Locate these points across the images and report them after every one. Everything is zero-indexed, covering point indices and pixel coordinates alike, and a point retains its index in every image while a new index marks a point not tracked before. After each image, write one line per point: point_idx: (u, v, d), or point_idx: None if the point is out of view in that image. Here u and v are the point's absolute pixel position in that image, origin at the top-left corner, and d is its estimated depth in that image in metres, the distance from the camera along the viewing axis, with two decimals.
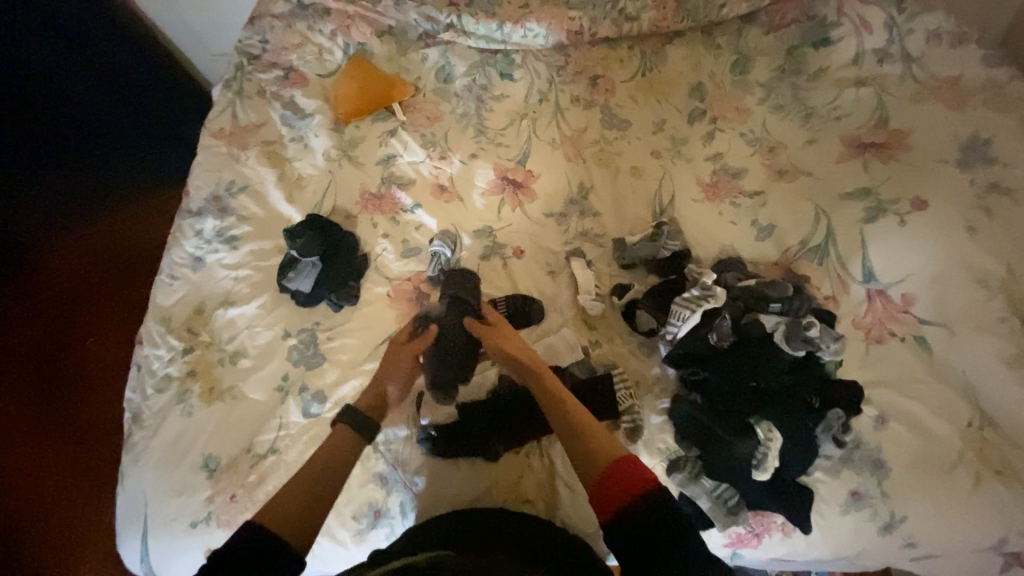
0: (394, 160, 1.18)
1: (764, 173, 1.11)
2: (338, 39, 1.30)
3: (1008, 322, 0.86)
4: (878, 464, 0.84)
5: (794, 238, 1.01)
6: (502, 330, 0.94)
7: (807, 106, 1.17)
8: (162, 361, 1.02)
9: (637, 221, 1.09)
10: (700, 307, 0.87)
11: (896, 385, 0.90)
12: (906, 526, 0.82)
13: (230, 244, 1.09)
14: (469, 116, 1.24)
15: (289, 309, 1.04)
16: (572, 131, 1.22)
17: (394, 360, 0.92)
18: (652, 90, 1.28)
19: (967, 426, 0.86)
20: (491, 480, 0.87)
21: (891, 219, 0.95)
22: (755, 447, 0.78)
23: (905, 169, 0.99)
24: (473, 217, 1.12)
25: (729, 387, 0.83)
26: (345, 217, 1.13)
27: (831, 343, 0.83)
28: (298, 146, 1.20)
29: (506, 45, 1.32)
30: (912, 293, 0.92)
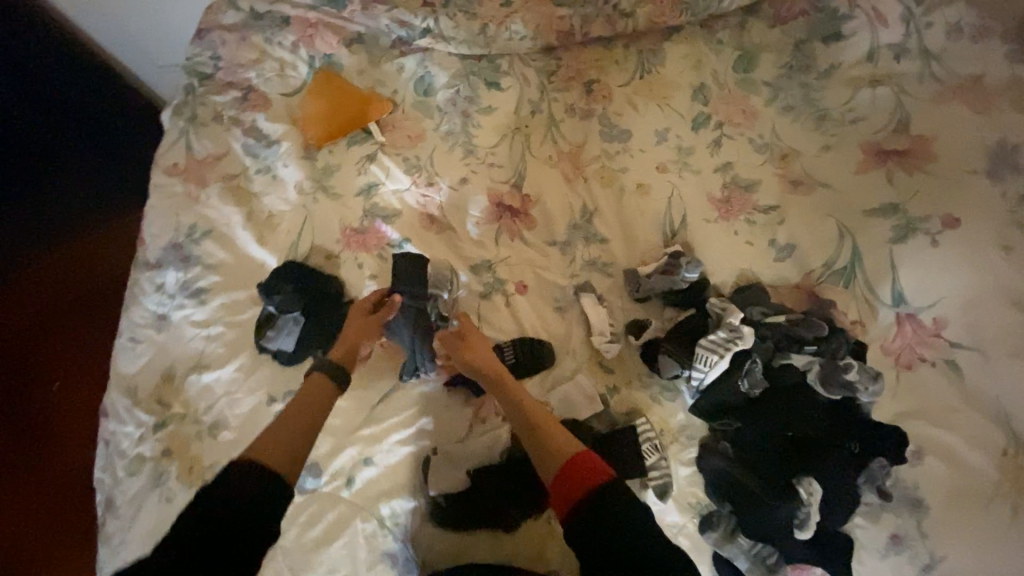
0: (374, 189, 1.06)
1: (779, 185, 1.03)
2: (301, 51, 1.16)
3: None
4: (917, 503, 0.80)
5: (817, 259, 0.94)
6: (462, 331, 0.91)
7: (820, 107, 1.09)
8: (132, 439, 0.91)
9: (647, 246, 1.00)
10: (728, 351, 0.79)
11: (932, 416, 0.84)
12: (946, 569, 0.77)
13: (197, 298, 0.98)
14: (455, 133, 1.12)
15: (270, 370, 0.93)
16: (570, 147, 1.12)
17: (358, 328, 0.90)
18: (652, 93, 1.18)
19: (1003, 454, 0.80)
20: (512, 550, 0.80)
21: (921, 239, 0.89)
22: (796, 508, 0.73)
23: (930, 180, 0.92)
24: (467, 250, 1.02)
25: (763, 438, 0.78)
26: (325, 258, 1.01)
27: (870, 384, 0.77)
28: (265, 178, 1.07)
29: (491, 50, 1.20)
30: (944, 316, 0.86)
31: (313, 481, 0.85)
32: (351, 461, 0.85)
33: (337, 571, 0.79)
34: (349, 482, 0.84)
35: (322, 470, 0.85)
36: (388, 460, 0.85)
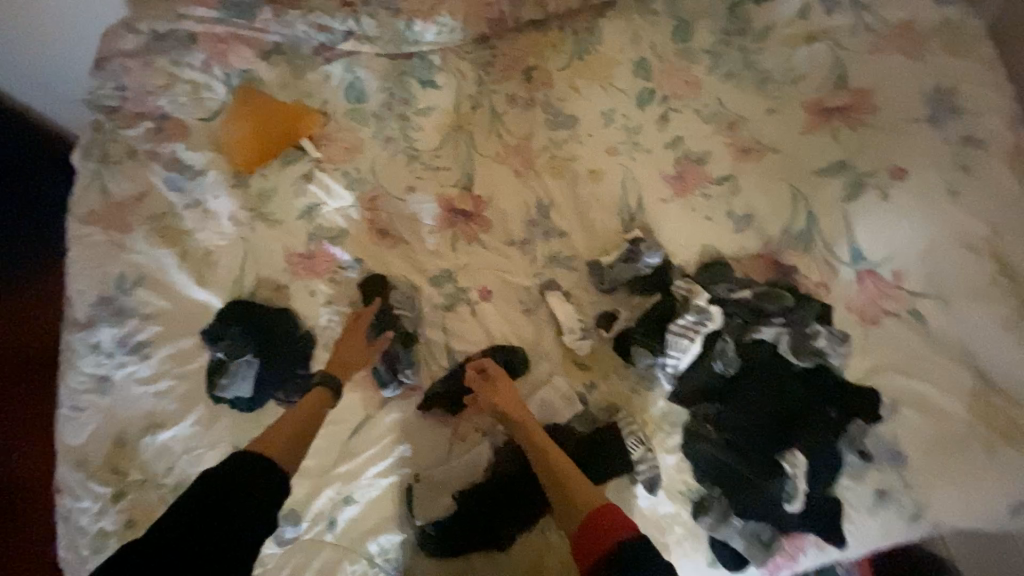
0: (317, 210, 1.00)
1: (730, 154, 1.02)
2: (215, 71, 1.07)
3: (1001, 284, 0.83)
4: (898, 454, 0.81)
5: (774, 226, 0.93)
6: (488, 376, 0.84)
7: (760, 70, 1.08)
8: (90, 515, 0.83)
9: (607, 233, 0.98)
10: (699, 334, 0.79)
11: (901, 367, 0.86)
12: (931, 511, 0.80)
13: (139, 353, 0.90)
14: (395, 139, 1.07)
15: (231, 419, 0.87)
16: (516, 139, 1.07)
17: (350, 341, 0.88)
18: (594, 74, 1.14)
19: (973, 394, 0.84)
20: (511, 568, 0.78)
21: (872, 193, 0.88)
22: (783, 482, 0.73)
23: (874, 133, 0.92)
24: (424, 262, 0.97)
25: (744, 416, 0.76)
26: (274, 290, 0.95)
27: (839, 346, 0.77)
28: (195, 213, 0.99)
29: (421, 46, 1.13)
30: (903, 268, 0.87)
31: (292, 530, 0.80)
32: (330, 503, 0.81)
33: None
34: (332, 524, 0.80)
35: (300, 517, 0.80)
36: (370, 495, 0.82)
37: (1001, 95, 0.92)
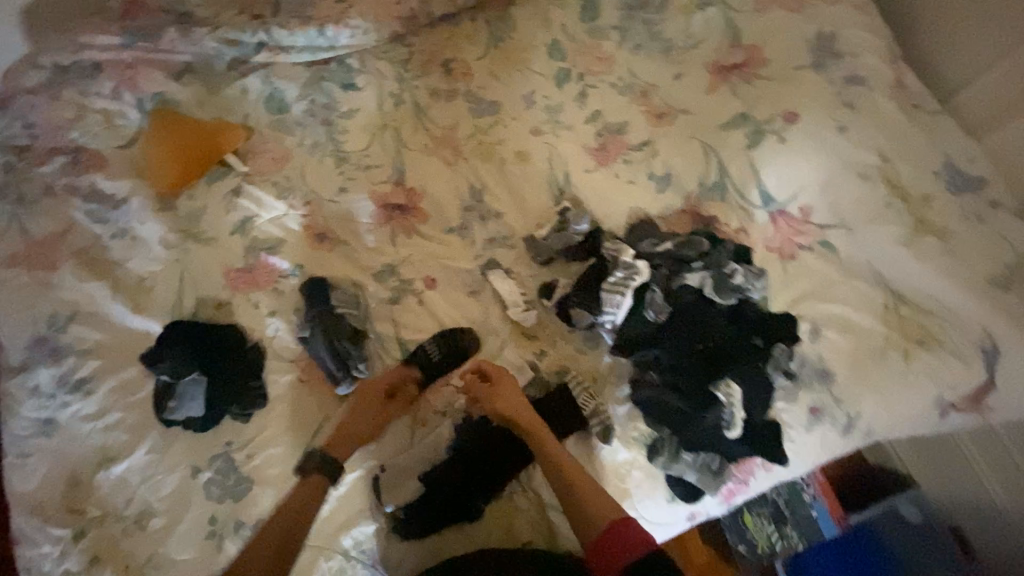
0: (250, 223, 0.99)
1: (646, 120, 1.07)
2: (127, 97, 1.05)
3: (894, 206, 0.92)
4: (825, 373, 0.88)
5: (692, 181, 0.99)
6: (502, 388, 0.83)
7: (664, 39, 1.14)
8: (51, 560, 0.81)
9: (540, 209, 1.01)
10: (629, 287, 0.84)
11: (819, 294, 0.94)
12: (861, 419, 0.87)
13: (82, 390, 0.88)
14: (322, 143, 1.07)
15: (188, 441, 0.86)
16: (442, 130, 1.10)
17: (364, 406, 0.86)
18: (510, 60, 1.18)
19: (885, 309, 0.92)
20: (486, 536, 0.81)
21: (771, 138, 0.95)
22: (721, 411, 0.78)
23: (768, 83, 0.99)
24: (366, 259, 0.98)
25: (680, 357, 0.81)
26: (216, 308, 0.94)
27: (757, 281, 0.84)
28: (124, 242, 0.97)
29: (336, 51, 1.14)
30: (808, 204, 0.95)
31: None
32: None
33: None
34: None
35: None
36: (339, 491, 0.83)
37: (874, 36, 1.01)
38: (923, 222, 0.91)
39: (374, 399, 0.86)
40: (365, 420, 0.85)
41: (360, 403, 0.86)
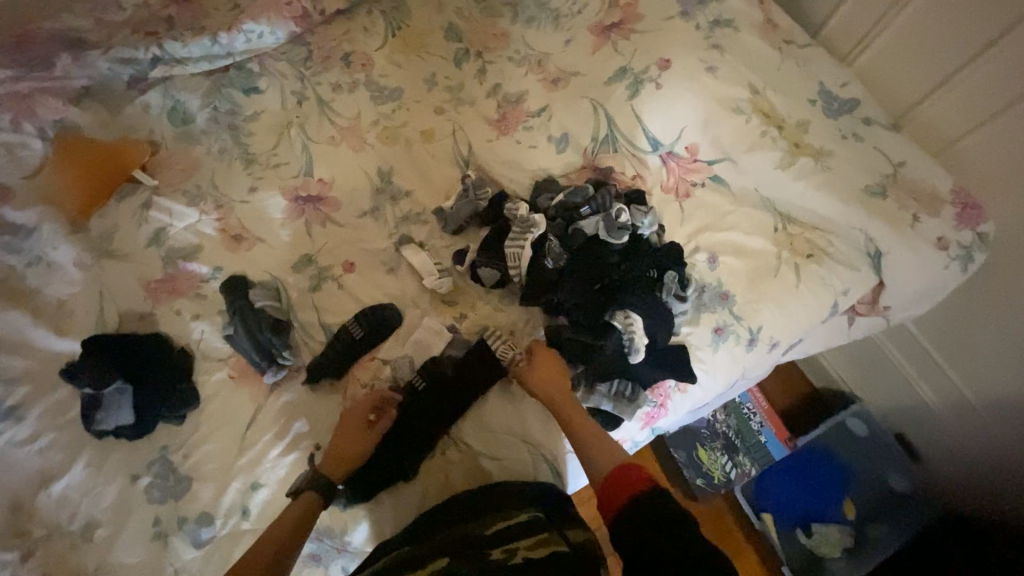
0: (165, 233, 1.01)
1: (542, 88, 1.10)
2: (25, 127, 1.06)
3: (768, 134, 0.98)
4: (725, 296, 0.94)
5: (586, 136, 1.04)
6: (544, 360, 0.84)
7: (551, 9, 1.16)
8: None
9: (447, 183, 1.07)
10: (528, 239, 0.90)
11: (714, 225, 0.99)
12: (764, 332, 0.94)
13: (13, 416, 0.88)
14: (229, 149, 1.09)
15: (125, 449, 0.88)
16: (348, 121, 1.12)
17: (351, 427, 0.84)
18: (409, 47, 1.22)
19: (775, 231, 0.98)
20: (421, 491, 0.84)
21: (649, 86, 1.01)
22: (621, 338, 0.83)
23: (644, 36, 1.05)
24: (284, 253, 1.01)
25: (582, 296, 0.86)
26: (140, 320, 0.96)
27: (644, 217, 0.91)
28: (40, 268, 0.98)
29: (235, 57, 1.16)
30: (693, 142, 1.01)
31: (209, 530, 0.83)
32: (239, 495, 0.84)
33: None
34: (245, 512, 0.83)
35: (213, 517, 0.83)
36: (277, 475, 0.85)
37: None
38: (799, 145, 0.98)
39: (359, 417, 0.85)
40: (355, 437, 0.84)
41: (349, 424, 0.85)
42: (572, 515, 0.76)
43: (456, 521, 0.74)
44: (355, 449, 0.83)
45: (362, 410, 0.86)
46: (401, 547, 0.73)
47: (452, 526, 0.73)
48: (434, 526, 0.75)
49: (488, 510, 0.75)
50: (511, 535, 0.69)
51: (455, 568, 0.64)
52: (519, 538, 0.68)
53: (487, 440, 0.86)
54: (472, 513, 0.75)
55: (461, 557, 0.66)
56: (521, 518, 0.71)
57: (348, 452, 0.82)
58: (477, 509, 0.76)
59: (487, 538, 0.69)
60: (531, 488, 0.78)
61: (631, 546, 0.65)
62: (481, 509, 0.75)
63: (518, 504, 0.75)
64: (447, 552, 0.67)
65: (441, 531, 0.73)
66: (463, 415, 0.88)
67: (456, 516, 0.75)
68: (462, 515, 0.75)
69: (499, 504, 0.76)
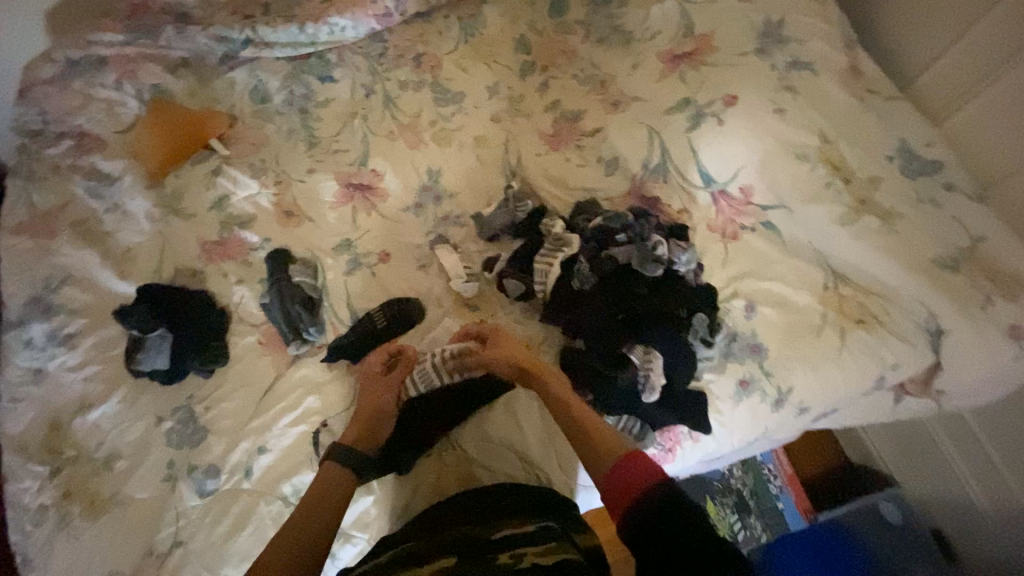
0: (227, 200, 1.09)
1: (601, 109, 1.09)
2: (127, 88, 1.18)
3: (833, 185, 0.92)
4: (757, 348, 0.89)
5: (636, 163, 1.02)
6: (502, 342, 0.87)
7: (624, 32, 1.16)
8: (29, 493, 0.90)
9: (491, 190, 1.09)
10: (557, 258, 0.90)
11: (757, 272, 0.95)
12: (794, 394, 0.88)
13: (69, 344, 0.98)
14: (297, 130, 1.16)
15: (155, 392, 0.95)
16: (408, 118, 1.17)
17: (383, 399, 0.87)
18: (478, 54, 1.24)
19: (824, 289, 0.92)
20: (411, 489, 0.86)
21: (711, 121, 0.98)
22: (637, 373, 0.81)
23: (715, 69, 1.02)
24: (328, 234, 1.06)
25: (603, 323, 0.85)
26: (191, 275, 1.03)
27: (682, 253, 0.88)
28: (115, 214, 1.08)
29: (317, 46, 1.23)
30: (748, 184, 0.97)
31: (213, 482, 0.87)
32: (246, 455, 0.89)
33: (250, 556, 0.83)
34: (247, 473, 0.88)
35: (219, 470, 0.88)
36: (282, 443, 0.89)
37: (823, 23, 1.03)
38: (866, 202, 0.92)
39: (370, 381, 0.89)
40: (368, 399, 0.87)
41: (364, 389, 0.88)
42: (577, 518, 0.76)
43: (461, 521, 0.75)
44: (375, 408, 0.85)
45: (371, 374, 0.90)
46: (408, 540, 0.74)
47: (458, 525, 0.74)
48: (440, 522, 0.76)
49: (493, 514, 0.76)
50: (521, 543, 0.66)
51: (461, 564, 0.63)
52: (527, 544, 0.66)
53: (485, 451, 0.86)
54: (479, 515, 0.76)
55: (466, 559, 0.64)
56: (531, 528, 0.70)
57: (366, 414, 0.85)
58: (483, 511, 0.77)
59: (492, 541, 0.68)
60: (535, 493, 0.79)
61: (647, 538, 0.60)
62: (488, 512, 0.76)
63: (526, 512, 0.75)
64: (453, 552, 0.66)
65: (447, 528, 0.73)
66: (466, 421, 0.89)
67: (459, 515, 0.77)
68: (469, 515, 0.76)
69: (505, 510, 0.77)
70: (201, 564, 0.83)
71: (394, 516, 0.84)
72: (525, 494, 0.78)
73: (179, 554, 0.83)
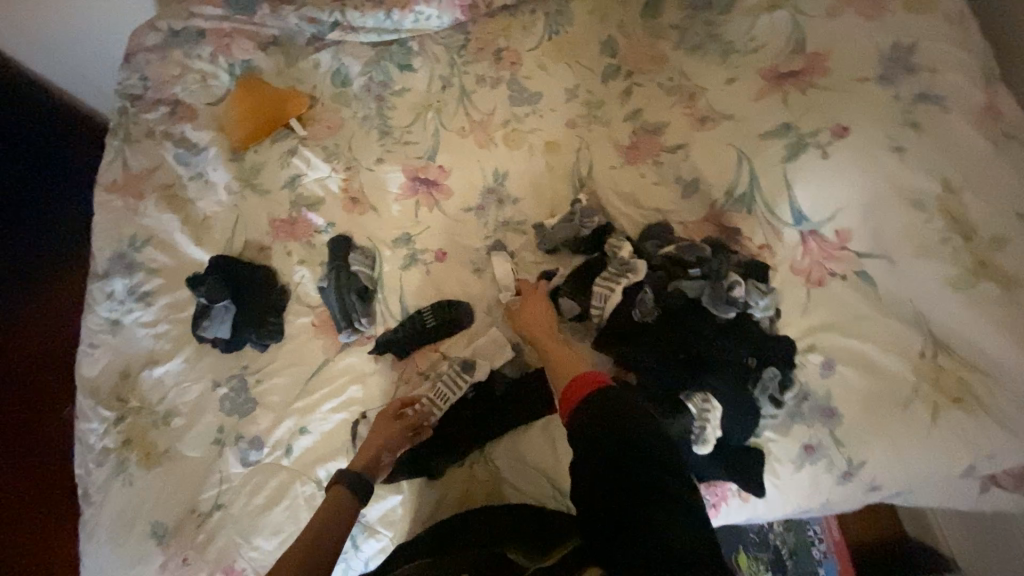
0: (298, 180, 1.11)
1: (686, 124, 1.02)
2: (220, 61, 1.23)
3: (951, 242, 0.80)
4: (830, 413, 0.81)
5: (718, 189, 0.95)
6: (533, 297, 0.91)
7: (722, 42, 1.06)
8: (98, 434, 0.98)
9: (557, 200, 1.04)
10: (621, 284, 0.85)
11: (842, 326, 0.85)
12: (866, 470, 0.79)
13: (144, 301, 1.05)
14: (371, 118, 1.17)
15: (214, 358, 1.00)
16: (481, 115, 1.14)
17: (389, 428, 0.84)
18: (561, 53, 1.19)
19: (920, 356, 0.81)
20: (439, 496, 0.85)
21: (812, 152, 0.88)
22: (692, 423, 0.75)
23: (824, 94, 0.92)
24: (389, 226, 1.06)
25: (661, 362, 0.80)
26: (258, 250, 1.07)
27: (760, 298, 0.81)
28: (198, 183, 1.13)
29: (400, 34, 1.23)
30: (846, 228, 0.86)
31: (256, 454, 0.91)
32: (288, 433, 0.92)
33: (280, 532, 0.86)
34: (288, 451, 0.91)
35: (262, 443, 0.92)
36: (324, 428, 0.91)
37: (963, 50, 0.90)
38: (986, 265, 0.79)
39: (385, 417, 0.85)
40: (377, 436, 0.83)
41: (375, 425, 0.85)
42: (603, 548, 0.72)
43: (481, 542, 0.74)
44: (379, 446, 0.82)
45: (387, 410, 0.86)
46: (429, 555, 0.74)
47: (478, 546, 0.73)
48: (460, 541, 0.75)
49: (513, 538, 0.74)
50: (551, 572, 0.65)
51: None
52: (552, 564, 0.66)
53: (518, 471, 0.84)
54: (500, 537, 0.74)
55: None
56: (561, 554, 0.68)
57: (371, 449, 0.82)
58: (503, 534, 0.75)
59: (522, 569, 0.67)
60: (560, 523, 0.76)
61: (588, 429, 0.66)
62: (509, 534, 0.75)
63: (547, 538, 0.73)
64: None
65: (465, 549, 0.73)
66: (502, 437, 0.87)
67: (476, 534, 0.76)
68: (488, 535, 0.75)
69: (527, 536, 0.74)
70: (236, 531, 0.87)
71: (420, 522, 0.84)
72: (551, 524, 0.75)
73: (218, 516, 0.88)
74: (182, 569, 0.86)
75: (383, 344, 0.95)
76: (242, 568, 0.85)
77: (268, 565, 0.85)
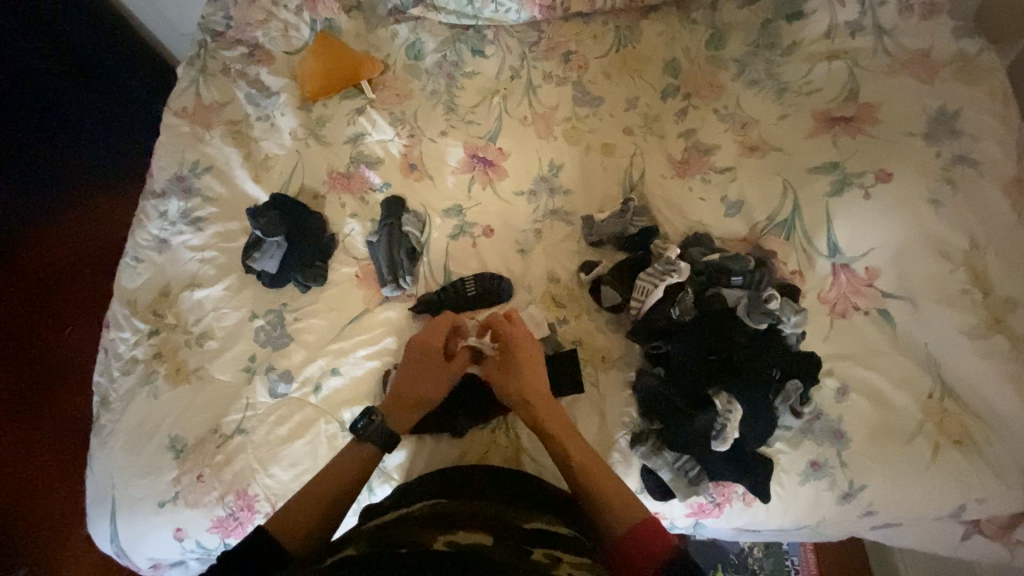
0: (361, 139, 1.15)
1: (736, 150, 1.08)
2: (304, 15, 1.28)
3: (970, 294, 0.87)
4: (839, 435, 0.85)
5: (762, 213, 1.00)
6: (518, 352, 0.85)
7: (781, 81, 1.13)
8: (128, 344, 1.00)
9: (606, 199, 1.09)
10: (665, 282, 0.90)
11: (861, 358, 0.90)
12: (865, 494, 0.84)
13: (196, 226, 1.08)
14: (439, 93, 1.22)
15: (255, 291, 1.03)
16: (544, 109, 1.19)
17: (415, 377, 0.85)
18: (626, 66, 1.24)
19: (928, 397, 0.87)
20: (458, 453, 0.88)
21: (856, 191, 0.95)
22: (714, 419, 0.81)
23: (872, 141, 0.99)
24: (443, 196, 1.11)
25: (690, 359, 0.85)
26: (313, 197, 1.11)
27: (791, 315, 0.87)
28: (264, 125, 1.17)
29: (478, 21, 1.28)
30: (876, 266, 0.93)
31: (284, 387, 0.94)
32: (319, 371, 0.94)
33: (298, 465, 0.88)
34: (316, 389, 0.93)
35: (292, 378, 0.94)
36: (354, 372, 0.94)
37: (1003, 125, 0.97)
38: (1000, 322, 0.86)
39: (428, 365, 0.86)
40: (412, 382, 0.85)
41: (416, 368, 0.86)
42: (566, 508, 0.77)
43: (486, 497, 0.76)
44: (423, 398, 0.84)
45: (431, 352, 0.87)
46: (435, 497, 0.76)
47: (486, 500, 0.75)
48: (464, 488, 0.78)
49: (518, 500, 0.76)
50: (551, 543, 0.68)
51: (496, 549, 0.64)
52: (564, 550, 0.67)
53: (537, 442, 0.89)
54: (504, 498, 0.76)
55: (503, 544, 0.65)
56: (559, 530, 0.71)
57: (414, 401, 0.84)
58: (508, 495, 0.77)
59: (524, 531, 0.69)
60: (559, 499, 0.79)
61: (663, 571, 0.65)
62: (514, 500, 0.76)
63: (549, 512, 0.75)
64: (489, 531, 0.68)
65: (470, 498, 0.75)
66: None
67: (479, 491, 0.78)
68: (493, 493, 0.77)
69: (525, 504, 0.76)
70: (255, 456, 0.89)
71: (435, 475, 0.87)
72: (552, 495, 0.79)
73: (239, 441, 0.90)
74: (195, 486, 0.88)
75: (430, 304, 0.98)
76: (255, 493, 0.87)
77: (281, 494, 0.87)
